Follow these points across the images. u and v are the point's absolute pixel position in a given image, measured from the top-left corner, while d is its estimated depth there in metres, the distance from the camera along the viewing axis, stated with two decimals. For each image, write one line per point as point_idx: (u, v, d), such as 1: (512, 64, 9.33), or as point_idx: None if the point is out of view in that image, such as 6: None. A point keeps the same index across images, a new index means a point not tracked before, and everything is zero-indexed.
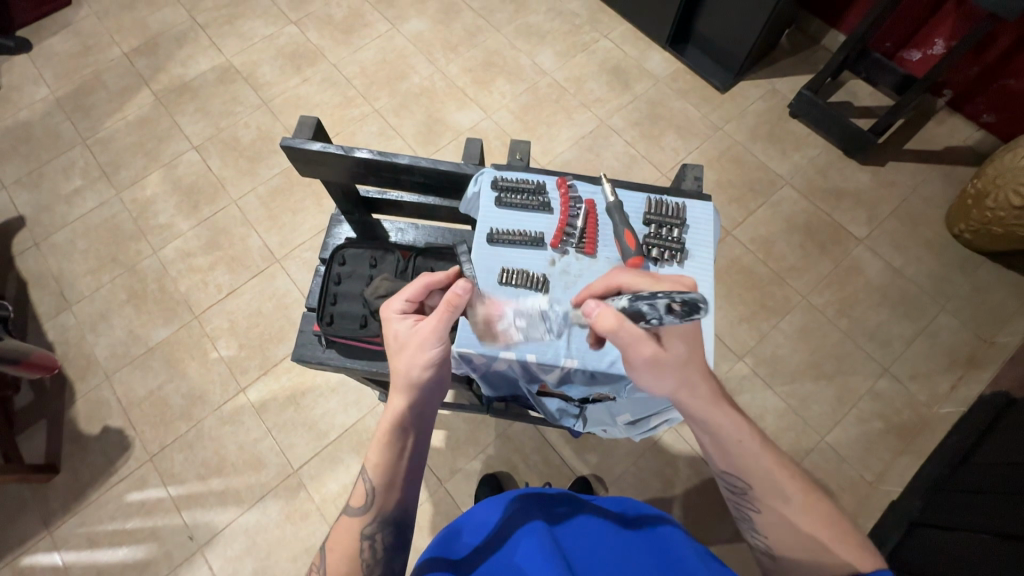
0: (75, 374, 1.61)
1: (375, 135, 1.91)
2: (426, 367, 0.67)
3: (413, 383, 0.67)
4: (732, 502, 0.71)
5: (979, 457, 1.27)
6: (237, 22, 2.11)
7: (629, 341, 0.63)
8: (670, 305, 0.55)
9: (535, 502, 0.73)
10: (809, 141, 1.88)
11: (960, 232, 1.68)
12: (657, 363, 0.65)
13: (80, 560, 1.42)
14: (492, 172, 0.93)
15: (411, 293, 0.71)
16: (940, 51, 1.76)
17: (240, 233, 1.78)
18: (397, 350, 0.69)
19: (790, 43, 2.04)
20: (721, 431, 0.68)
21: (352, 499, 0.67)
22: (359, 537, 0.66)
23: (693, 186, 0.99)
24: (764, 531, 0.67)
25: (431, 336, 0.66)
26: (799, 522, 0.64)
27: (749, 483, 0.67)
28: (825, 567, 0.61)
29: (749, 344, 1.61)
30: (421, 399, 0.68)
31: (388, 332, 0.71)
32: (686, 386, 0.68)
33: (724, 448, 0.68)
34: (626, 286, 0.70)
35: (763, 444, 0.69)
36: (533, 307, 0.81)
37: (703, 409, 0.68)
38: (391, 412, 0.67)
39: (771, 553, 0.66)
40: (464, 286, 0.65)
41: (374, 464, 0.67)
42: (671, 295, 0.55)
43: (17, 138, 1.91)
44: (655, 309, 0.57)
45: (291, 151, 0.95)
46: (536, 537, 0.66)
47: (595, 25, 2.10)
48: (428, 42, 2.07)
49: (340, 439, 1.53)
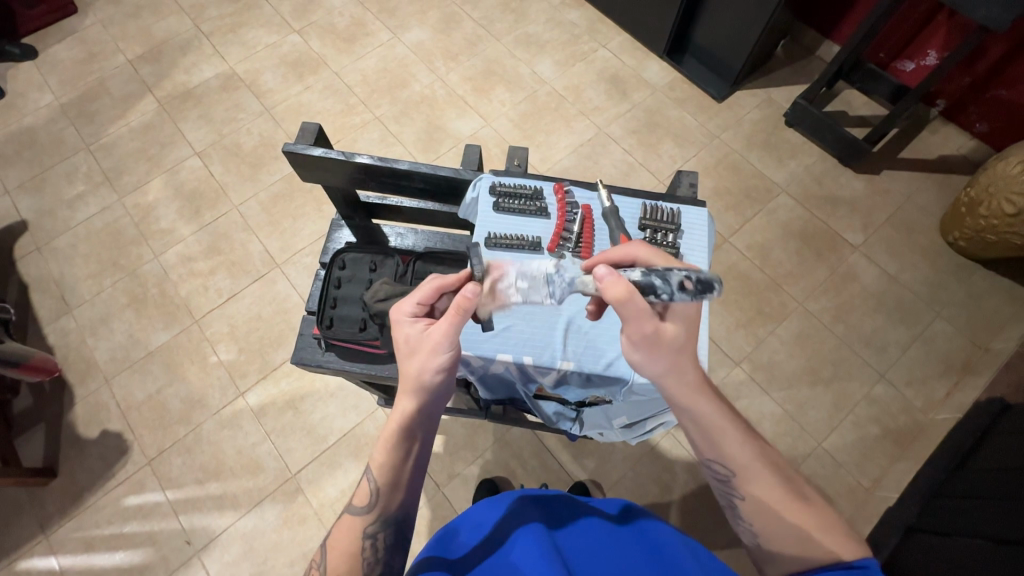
0: (75, 378, 1.61)
1: (375, 142, 1.94)
2: (437, 371, 0.68)
3: (424, 386, 0.69)
4: (719, 491, 0.71)
5: (975, 463, 1.27)
6: (241, 30, 2.14)
7: (633, 313, 0.63)
8: (684, 282, 0.63)
9: (532, 503, 0.75)
10: (804, 149, 1.90)
11: (954, 240, 1.70)
12: (655, 341, 0.65)
13: (76, 564, 1.42)
14: (490, 178, 0.95)
15: (424, 296, 0.73)
16: (933, 62, 1.78)
17: (240, 238, 1.80)
18: (407, 352, 0.70)
19: (786, 54, 2.07)
20: (706, 420, 0.69)
21: (355, 499, 0.68)
22: (361, 535, 0.66)
23: (688, 193, 1.00)
24: (750, 519, 0.67)
25: (442, 341, 0.68)
26: (784, 510, 0.65)
27: (734, 472, 0.68)
28: (808, 556, 0.61)
29: (746, 349, 1.62)
30: (429, 403, 0.69)
31: (397, 334, 0.72)
32: (674, 372, 0.68)
33: (710, 437, 0.69)
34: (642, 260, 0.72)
35: (747, 433, 0.70)
36: (536, 268, 0.72)
37: (688, 397, 0.69)
38: (400, 414, 0.68)
39: (758, 542, 0.66)
40: (473, 290, 0.66)
41: (379, 464, 0.68)
42: (687, 272, 0.63)
43: (21, 143, 1.93)
44: (668, 285, 0.63)
45: (293, 157, 0.97)
46: (531, 536, 0.67)
47: (593, 35, 2.13)
48: (428, 51, 2.10)
49: (338, 444, 1.53)
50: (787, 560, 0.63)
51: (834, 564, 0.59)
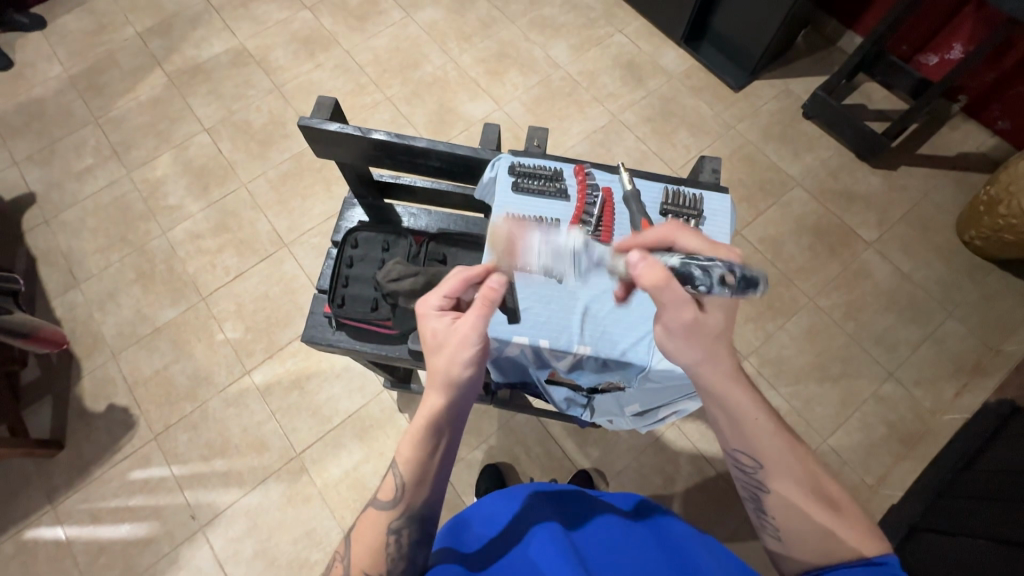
0: (82, 352, 1.61)
1: (386, 123, 1.91)
2: (466, 365, 0.67)
3: (453, 381, 0.67)
4: (742, 484, 0.70)
5: (982, 464, 1.27)
6: (252, 5, 2.11)
7: (671, 301, 0.62)
8: (724, 277, 0.59)
9: (546, 501, 0.75)
10: (821, 143, 1.87)
11: (970, 239, 1.67)
12: (695, 329, 0.65)
13: (82, 535, 1.43)
14: (509, 157, 0.93)
15: (451, 289, 0.71)
16: (957, 56, 1.75)
17: (249, 216, 1.78)
18: (434, 347, 0.69)
19: (806, 43, 2.03)
20: (738, 408, 0.68)
21: (380, 493, 0.68)
22: (386, 530, 0.65)
23: (710, 179, 0.99)
24: (774, 513, 0.67)
25: (472, 335, 0.67)
26: (811, 508, 0.64)
27: (761, 464, 0.67)
28: (831, 551, 0.61)
29: (755, 343, 1.61)
30: (458, 398, 0.68)
31: (424, 328, 0.71)
32: (711, 360, 0.68)
33: (740, 427, 0.68)
34: (679, 244, 0.67)
35: (777, 425, 0.69)
36: (564, 243, 0.73)
37: (724, 385, 0.68)
38: (429, 410, 0.67)
39: (779, 537, 0.66)
40: (499, 281, 0.68)
41: (406, 459, 0.67)
42: (730, 267, 0.59)
43: (29, 114, 1.91)
44: (708, 278, 0.59)
45: (309, 132, 0.95)
46: (547, 533, 0.66)
47: (610, 20, 2.09)
48: (442, 32, 2.07)
49: (343, 425, 1.53)
50: (808, 553, 0.62)
51: (857, 560, 0.59)
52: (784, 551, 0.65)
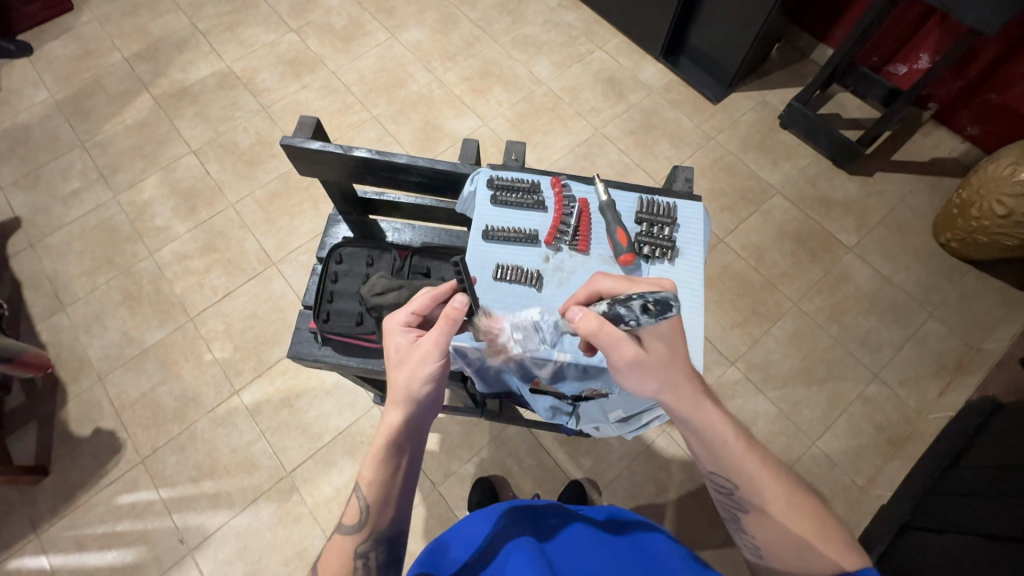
0: (68, 376, 1.60)
1: (372, 140, 1.94)
2: (425, 381, 0.69)
3: (414, 398, 0.69)
4: (722, 505, 0.72)
5: (967, 461, 1.29)
6: (238, 29, 2.14)
7: (609, 343, 0.66)
8: (644, 306, 0.60)
9: (523, 516, 0.76)
10: (799, 151, 1.92)
11: (946, 241, 1.72)
12: (640, 365, 0.66)
13: (68, 563, 1.41)
14: (488, 171, 0.95)
15: (419, 307, 0.74)
16: (925, 66, 1.81)
17: (236, 236, 1.79)
18: (397, 361, 0.71)
19: (781, 57, 2.09)
20: (709, 430, 0.69)
21: (345, 518, 0.67)
22: (352, 555, 0.66)
23: (684, 188, 1.02)
24: (752, 530, 0.69)
25: (432, 350, 0.69)
26: (786, 521, 0.66)
27: (736, 484, 0.69)
28: (810, 567, 0.63)
29: (742, 349, 1.64)
30: (417, 414, 0.70)
31: (388, 342, 0.73)
32: (670, 388, 0.68)
33: (711, 449, 0.69)
34: (607, 291, 0.72)
35: (749, 443, 0.70)
36: (525, 318, 0.81)
37: (689, 409, 0.69)
38: (388, 427, 0.68)
39: (760, 554, 0.68)
40: (462, 301, 0.70)
41: (369, 481, 0.67)
42: (645, 295, 0.60)
43: (15, 139, 1.92)
44: (631, 311, 0.62)
45: (291, 150, 0.97)
46: (523, 551, 0.66)
47: (590, 37, 2.14)
48: (426, 51, 2.11)
49: (333, 443, 1.53)
50: (789, 573, 0.65)
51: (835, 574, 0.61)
52: (767, 569, 0.68)
